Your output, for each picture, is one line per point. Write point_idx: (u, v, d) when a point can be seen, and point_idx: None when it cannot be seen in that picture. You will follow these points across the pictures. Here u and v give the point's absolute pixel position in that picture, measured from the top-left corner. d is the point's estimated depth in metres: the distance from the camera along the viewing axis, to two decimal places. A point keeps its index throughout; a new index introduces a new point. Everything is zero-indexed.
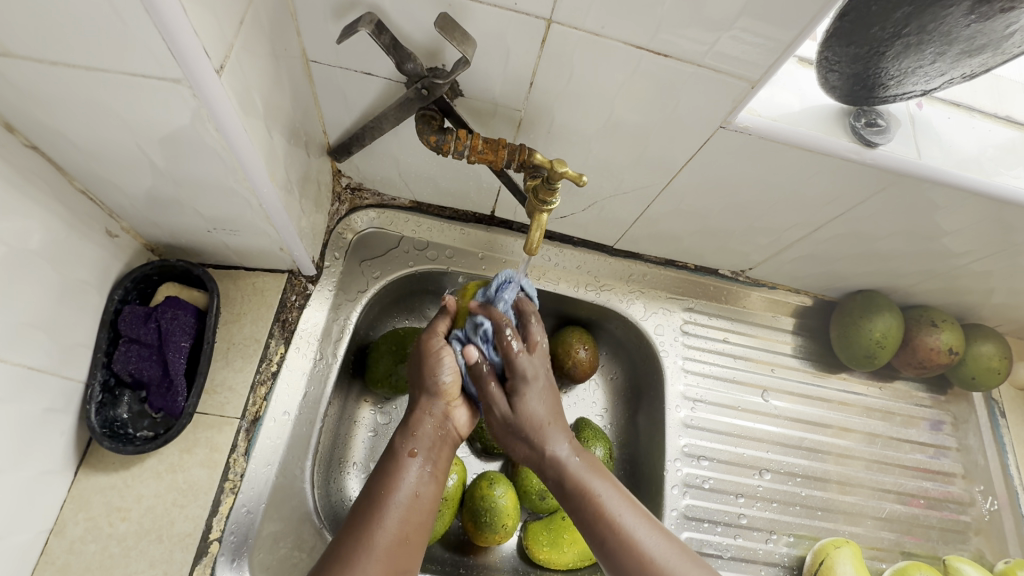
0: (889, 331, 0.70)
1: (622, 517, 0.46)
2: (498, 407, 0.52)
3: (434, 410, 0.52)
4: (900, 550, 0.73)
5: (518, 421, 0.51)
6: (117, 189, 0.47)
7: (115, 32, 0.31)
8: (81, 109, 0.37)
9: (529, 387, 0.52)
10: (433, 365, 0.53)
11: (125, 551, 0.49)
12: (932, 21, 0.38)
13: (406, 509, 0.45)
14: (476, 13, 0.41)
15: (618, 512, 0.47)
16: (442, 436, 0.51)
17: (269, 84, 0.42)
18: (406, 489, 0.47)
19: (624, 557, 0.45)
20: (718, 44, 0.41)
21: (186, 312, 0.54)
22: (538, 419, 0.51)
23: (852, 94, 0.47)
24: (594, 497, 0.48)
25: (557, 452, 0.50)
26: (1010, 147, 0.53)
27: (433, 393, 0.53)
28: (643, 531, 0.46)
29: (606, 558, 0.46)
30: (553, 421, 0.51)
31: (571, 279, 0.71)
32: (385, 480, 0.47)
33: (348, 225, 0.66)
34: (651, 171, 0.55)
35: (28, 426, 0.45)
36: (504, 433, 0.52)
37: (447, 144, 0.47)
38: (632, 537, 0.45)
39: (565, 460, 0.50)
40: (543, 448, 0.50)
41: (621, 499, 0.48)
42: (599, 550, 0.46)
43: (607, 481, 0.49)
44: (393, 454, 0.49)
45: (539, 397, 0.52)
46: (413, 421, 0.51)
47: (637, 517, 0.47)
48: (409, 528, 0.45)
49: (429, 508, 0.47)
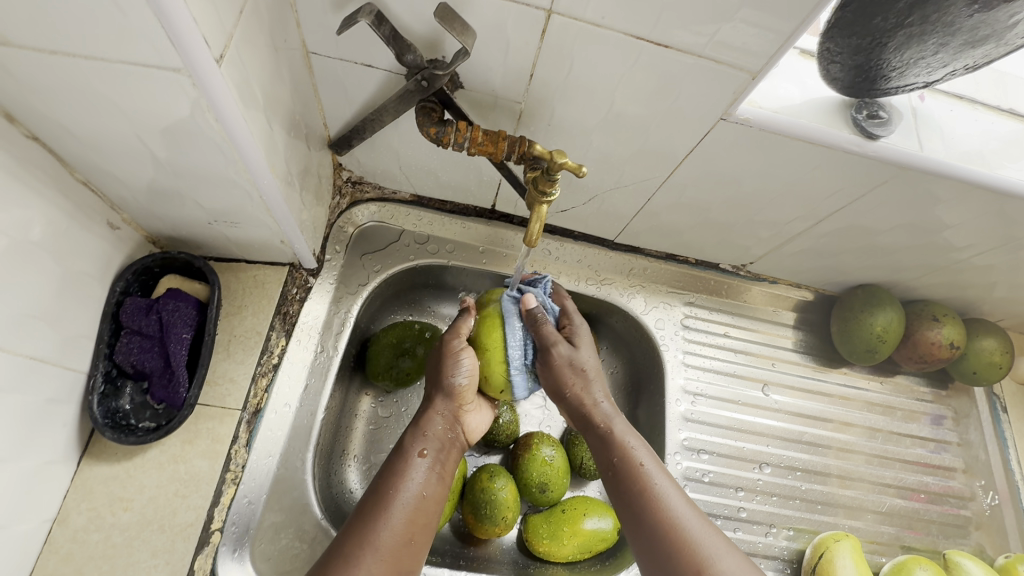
0: (890, 325, 0.69)
1: (655, 481, 0.47)
2: (561, 347, 0.54)
3: (444, 411, 0.54)
4: (900, 544, 0.73)
5: (579, 362, 0.54)
6: (118, 181, 0.47)
7: (115, 22, 0.31)
8: (83, 101, 0.37)
9: (583, 336, 0.56)
10: (450, 366, 0.53)
11: (128, 541, 0.50)
12: (935, 10, 0.38)
13: (414, 507, 0.46)
14: (475, 3, 0.41)
15: (654, 476, 0.48)
16: (450, 438, 0.53)
17: (269, 76, 0.42)
18: (413, 489, 0.47)
19: (650, 517, 0.45)
20: (718, 35, 0.41)
21: (187, 303, 0.54)
22: (589, 366, 0.54)
23: (854, 86, 0.47)
24: (632, 458, 0.49)
25: (602, 403, 0.53)
26: (1013, 140, 0.53)
27: (448, 394, 0.53)
28: (676, 501, 0.46)
29: (632, 517, 0.47)
30: (599, 375, 0.55)
31: (572, 273, 0.71)
32: (394, 478, 0.47)
33: (349, 218, 0.66)
34: (651, 164, 0.55)
35: (31, 416, 0.45)
36: (562, 374, 0.54)
37: (447, 136, 0.48)
38: (664, 501, 0.46)
39: (611, 416, 0.53)
40: (593, 397, 0.53)
41: (659, 467, 0.49)
42: (626, 509, 0.47)
43: (647, 448, 0.50)
44: (403, 454, 0.50)
45: (588, 350, 0.56)
46: (424, 422, 0.52)
47: (671, 486, 0.47)
48: (415, 527, 0.45)
49: (435, 509, 0.48)
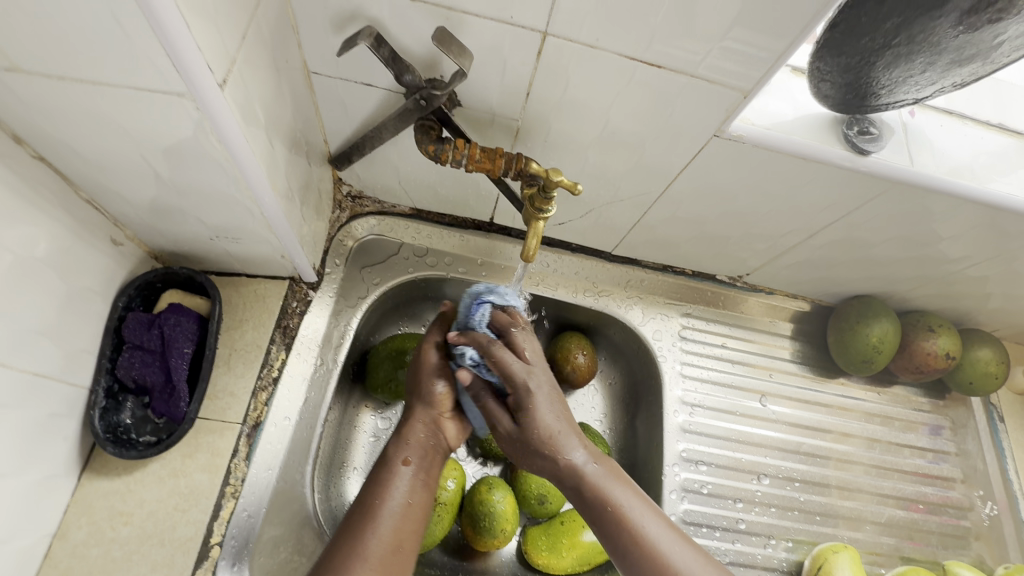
0: (886, 336, 0.70)
1: (645, 527, 0.45)
2: (501, 426, 0.49)
3: (426, 418, 0.53)
4: (900, 555, 0.73)
5: (525, 438, 0.48)
6: (121, 199, 0.47)
7: (121, 48, 0.32)
8: (88, 122, 0.38)
9: (535, 396, 0.47)
10: (428, 378, 0.54)
11: (128, 556, 0.50)
12: (921, 31, 0.39)
13: (400, 515, 0.46)
14: (472, 26, 0.42)
15: (642, 521, 0.45)
16: (433, 445, 0.52)
17: (271, 97, 0.43)
18: (398, 497, 0.47)
19: (639, 558, 0.44)
20: (710, 55, 0.42)
21: (189, 318, 0.55)
22: (547, 429, 0.47)
23: (844, 103, 0.48)
24: (619, 508, 0.45)
25: (573, 459, 0.47)
26: (1002, 154, 0.54)
27: (428, 402, 0.54)
28: (670, 542, 0.44)
29: (626, 564, 0.44)
30: (565, 427, 0.48)
31: (569, 285, 0.72)
32: (379, 488, 0.47)
33: (349, 232, 0.67)
34: (647, 178, 0.56)
35: (33, 432, 0.46)
36: (514, 450, 0.49)
37: (444, 153, 0.48)
38: (655, 545, 0.44)
39: (583, 467, 0.47)
40: (559, 457, 0.47)
41: (644, 507, 0.46)
42: (615, 551, 0.45)
43: (630, 489, 0.47)
44: (386, 463, 0.50)
45: (546, 403, 0.47)
46: (407, 430, 0.52)
47: (661, 523, 0.45)
48: (402, 535, 0.46)
49: (421, 516, 0.48)
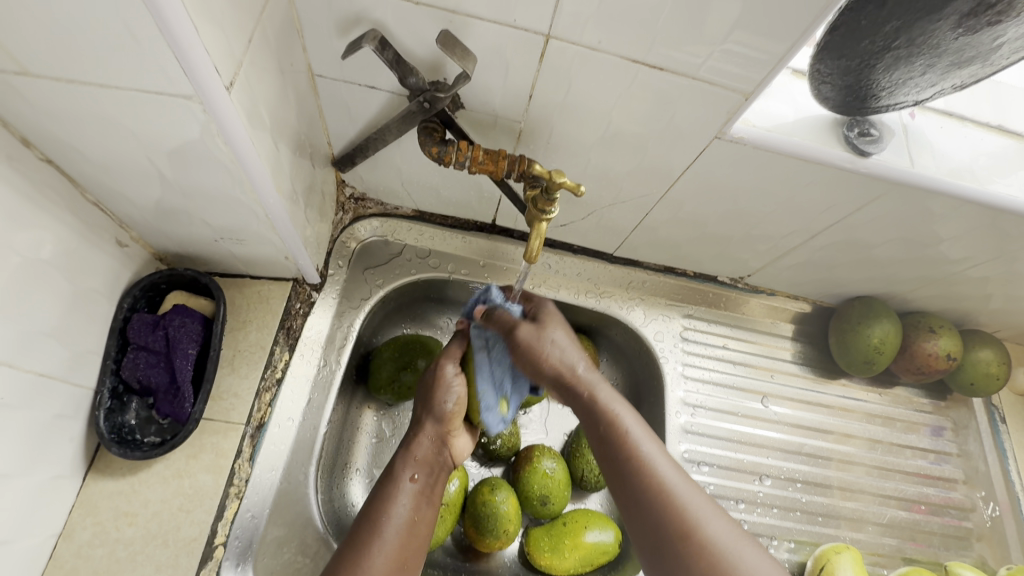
0: (887, 336, 0.70)
1: (643, 446, 0.44)
2: (523, 328, 0.51)
3: (433, 434, 0.54)
4: (902, 556, 0.73)
5: (540, 341, 0.50)
6: (127, 201, 0.48)
7: (129, 51, 0.32)
8: (95, 125, 0.39)
9: (553, 325, 0.51)
10: (441, 392, 0.55)
11: (132, 556, 0.50)
12: (921, 34, 0.39)
13: (404, 532, 0.47)
14: (476, 28, 0.42)
15: (638, 440, 0.45)
16: (438, 461, 0.54)
17: (276, 99, 0.43)
18: (403, 514, 0.48)
19: (633, 479, 0.43)
20: (712, 58, 0.42)
21: (193, 320, 0.55)
22: (557, 342, 0.50)
23: (845, 104, 0.48)
24: (618, 426, 0.46)
25: (580, 374, 0.49)
26: (1001, 156, 0.54)
27: (438, 418, 0.55)
28: (663, 464, 0.43)
29: (621, 486, 0.44)
30: (577, 348, 0.51)
31: (571, 286, 0.72)
32: (384, 502, 0.48)
33: (352, 234, 0.67)
34: (649, 180, 0.56)
35: (38, 433, 0.46)
36: (526, 355, 0.50)
37: (447, 155, 0.49)
38: (649, 465, 0.43)
39: (590, 383, 0.48)
40: (568, 363, 0.49)
41: (645, 433, 0.46)
42: (611, 472, 0.45)
43: (635, 414, 0.47)
44: (392, 479, 0.50)
45: (561, 338, 0.51)
46: (413, 445, 0.53)
47: (659, 450, 0.44)
48: (406, 552, 0.47)
49: (425, 533, 0.49)
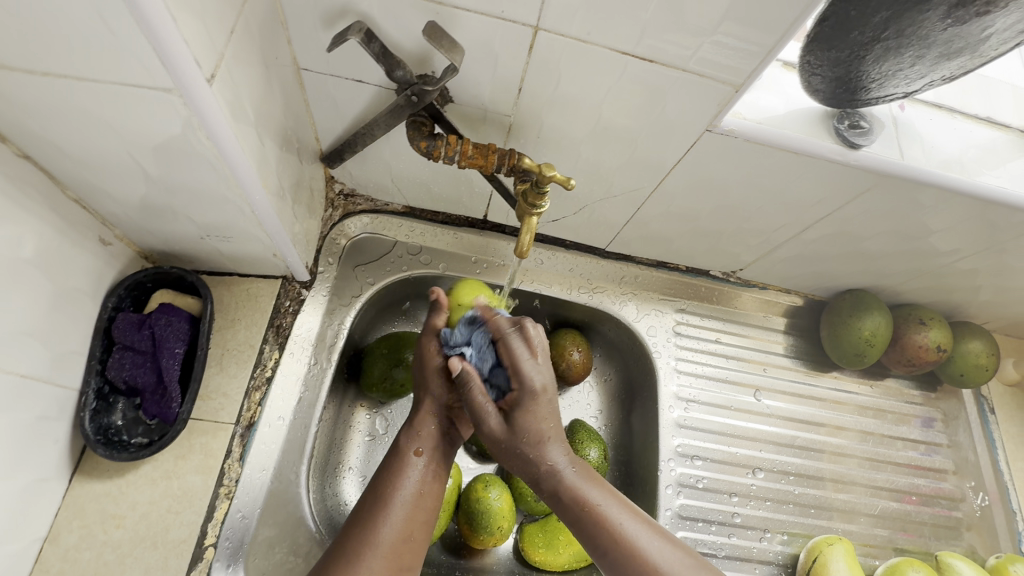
0: (878, 329, 0.70)
1: (622, 523, 0.45)
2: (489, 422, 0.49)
3: (437, 411, 0.54)
4: (893, 547, 0.73)
5: (511, 441, 0.49)
6: (109, 198, 0.47)
7: (108, 44, 0.31)
8: (74, 120, 0.38)
9: (525, 401, 0.48)
10: (435, 368, 0.54)
11: (120, 558, 0.50)
12: (910, 25, 0.39)
13: (411, 504, 0.47)
14: (464, 21, 0.42)
15: (618, 518, 0.46)
16: (444, 436, 0.53)
17: (261, 93, 0.43)
18: (410, 487, 0.48)
19: (623, 561, 0.44)
20: (701, 49, 0.42)
21: (180, 319, 0.54)
22: (537, 433, 0.48)
23: (834, 97, 0.48)
24: (593, 507, 0.46)
25: (554, 463, 0.48)
26: (990, 148, 0.54)
27: (437, 395, 0.54)
28: (647, 537, 0.45)
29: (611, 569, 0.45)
30: (552, 434, 0.49)
31: (564, 282, 0.72)
32: (391, 477, 0.48)
33: (341, 231, 0.66)
34: (640, 174, 0.56)
35: (21, 435, 0.45)
36: (501, 452, 0.50)
37: (437, 150, 0.48)
38: (634, 543, 0.44)
39: (565, 472, 0.48)
40: (541, 462, 0.48)
41: (621, 505, 0.47)
42: (598, 556, 0.45)
43: (607, 489, 0.48)
44: (398, 453, 0.51)
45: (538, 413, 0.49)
46: (418, 422, 0.53)
47: (639, 523, 0.46)
48: (414, 525, 0.47)
49: (434, 505, 0.49)
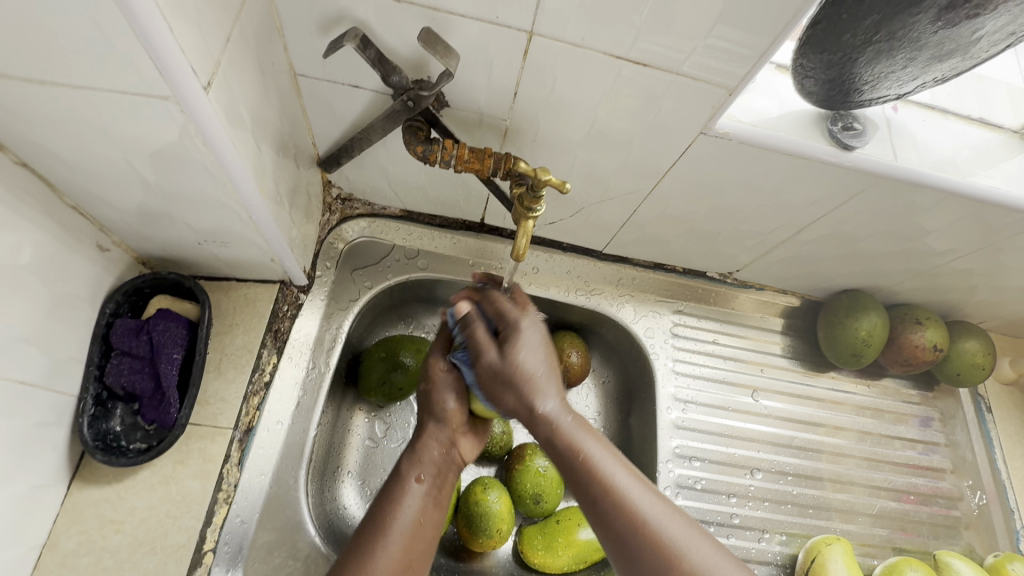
0: (875, 329, 0.70)
1: (587, 448, 0.45)
2: (490, 349, 0.49)
3: (439, 436, 0.54)
4: (892, 546, 0.74)
5: (506, 371, 0.48)
6: (107, 204, 0.47)
7: (102, 51, 0.32)
8: (70, 127, 0.38)
9: (526, 319, 0.50)
10: (438, 391, 0.55)
11: (119, 564, 0.50)
12: (901, 27, 0.39)
13: (409, 534, 0.47)
14: (459, 26, 0.42)
15: (584, 443, 0.45)
16: (445, 463, 0.53)
17: (257, 99, 0.43)
18: (408, 516, 0.48)
19: (590, 483, 0.44)
20: (695, 53, 0.42)
21: (178, 324, 0.54)
22: (528, 370, 0.48)
23: (828, 99, 0.48)
24: (565, 432, 0.46)
25: (546, 408, 0.47)
26: (983, 148, 0.55)
27: (439, 419, 0.54)
28: (610, 462, 0.45)
29: (580, 492, 0.44)
30: (546, 373, 0.48)
31: (562, 284, 0.72)
32: (390, 506, 0.48)
33: (338, 235, 0.67)
34: (637, 177, 0.56)
35: (19, 441, 0.45)
36: (492, 386, 0.49)
37: (433, 154, 0.48)
38: (597, 465, 0.44)
39: (557, 418, 0.47)
40: (533, 403, 0.47)
41: (586, 430, 0.47)
42: (569, 478, 0.45)
43: (577, 418, 0.47)
44: (399, 479, 0.50)
45: (532, 338, 0.49)
46: (419, 447, 0.53)
47: (602, 446, 0.46)
48: (412, 555, 0.47)
49: (430, 535, 0.49)
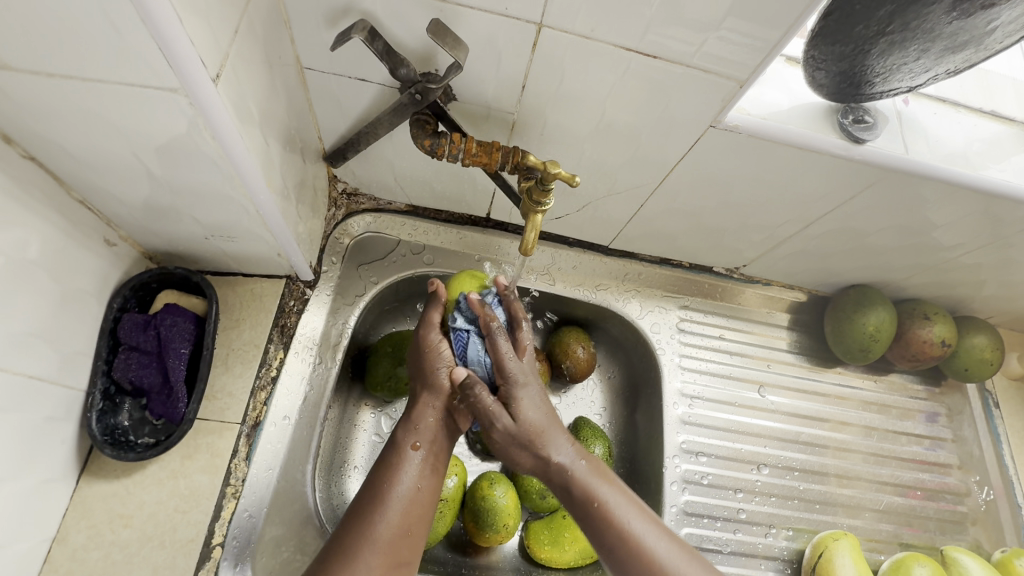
0: (882, 325, 0.70)
1: (605, 496, 0.49)
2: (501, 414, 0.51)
3: (436, 402, 0.54)
4: (898, 542, 0.73)
5: (522, 428, 0.52)
6: (114, 199, 0.47)
7: (111, 43, 0.31)
8: (79, 121, 0.38)
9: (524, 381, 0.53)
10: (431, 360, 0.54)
11: (128, 558, 0.50)
12: (915, 18, 0.38)
13: (408, 502, 0.48)
14: (468, 18, 0.42)
15: (600, 491, 0.50)
16: (445, 426, 0.54)
17: (264, 93, 0.43)
18: (407, 482, 0.49)
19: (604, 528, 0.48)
20: (705, 45, 0.41)
21: (185, 318, 0.55)
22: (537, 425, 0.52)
23: (839, 91, 0.48)
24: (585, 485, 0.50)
25: (559, 458, 0.52)
26: (995, 142, 0.54)
27: (433, 388, 0.54)
28: (625, 510, 0.49)
29: (594, 535, 0.49)
30: (550, 417, 0.53)
31: (568, 280, 0.72)
32: (388, 475, 0.49)
33: (344, 230, 0.66)
34: (644, 171, 0.56)
35: (29, 436, 0.45)
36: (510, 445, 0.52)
37: (441, 148, 0.48)
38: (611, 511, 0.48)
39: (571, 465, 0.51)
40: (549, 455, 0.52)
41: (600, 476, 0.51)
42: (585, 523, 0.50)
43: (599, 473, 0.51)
44: (396, 447, 0.51)
45: (535, 391, 0.53)
46: (415, 416, 0.53)
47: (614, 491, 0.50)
48: (410, 522, 0.48)
49: (431, 500, 0.50)
